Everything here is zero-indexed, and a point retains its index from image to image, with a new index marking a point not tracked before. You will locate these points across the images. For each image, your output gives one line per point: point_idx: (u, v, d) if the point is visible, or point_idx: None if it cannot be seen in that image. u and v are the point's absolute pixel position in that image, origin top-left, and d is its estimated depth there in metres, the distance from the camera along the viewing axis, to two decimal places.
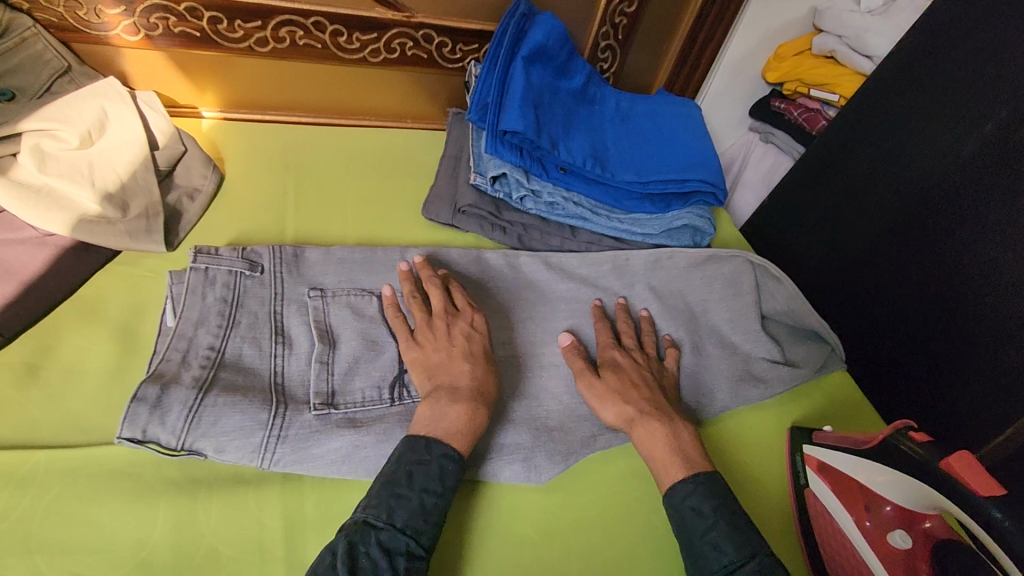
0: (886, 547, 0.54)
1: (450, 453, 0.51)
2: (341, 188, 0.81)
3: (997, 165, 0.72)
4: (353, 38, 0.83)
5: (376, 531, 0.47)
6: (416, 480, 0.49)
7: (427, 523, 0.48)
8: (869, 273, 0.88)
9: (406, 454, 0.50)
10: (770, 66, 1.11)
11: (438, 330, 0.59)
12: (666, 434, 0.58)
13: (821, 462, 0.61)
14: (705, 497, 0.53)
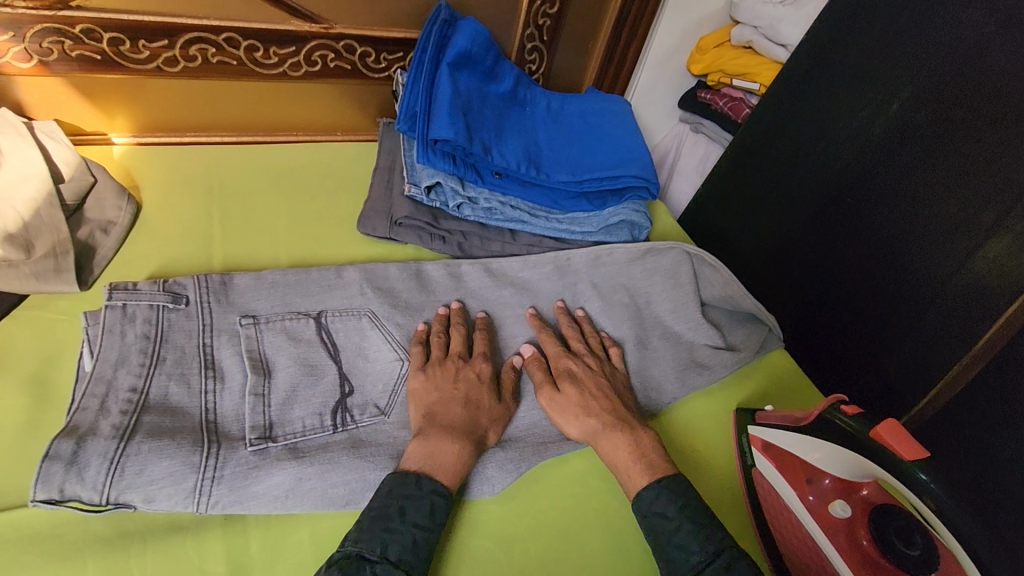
0: (829, 517, 0.56)
1: (440, 489, 0.51)
2: (269, 209, 0.78)
3: (906, 144, 0.77)
4: (270, 53, 0.80)
5: (370, 564, 0.46)
6: (408, 515, 0.49)
7: (417, 557, 0.47)
8: (800, 253, 0.92)
9: (397, 489, 0.50)
10: (694, 59, 1.14)
11: (449, 368, 0.61)
12: (627, 440, 0.59)
13: (764, 441, 0.63)
14: (668, 500, 0.54)
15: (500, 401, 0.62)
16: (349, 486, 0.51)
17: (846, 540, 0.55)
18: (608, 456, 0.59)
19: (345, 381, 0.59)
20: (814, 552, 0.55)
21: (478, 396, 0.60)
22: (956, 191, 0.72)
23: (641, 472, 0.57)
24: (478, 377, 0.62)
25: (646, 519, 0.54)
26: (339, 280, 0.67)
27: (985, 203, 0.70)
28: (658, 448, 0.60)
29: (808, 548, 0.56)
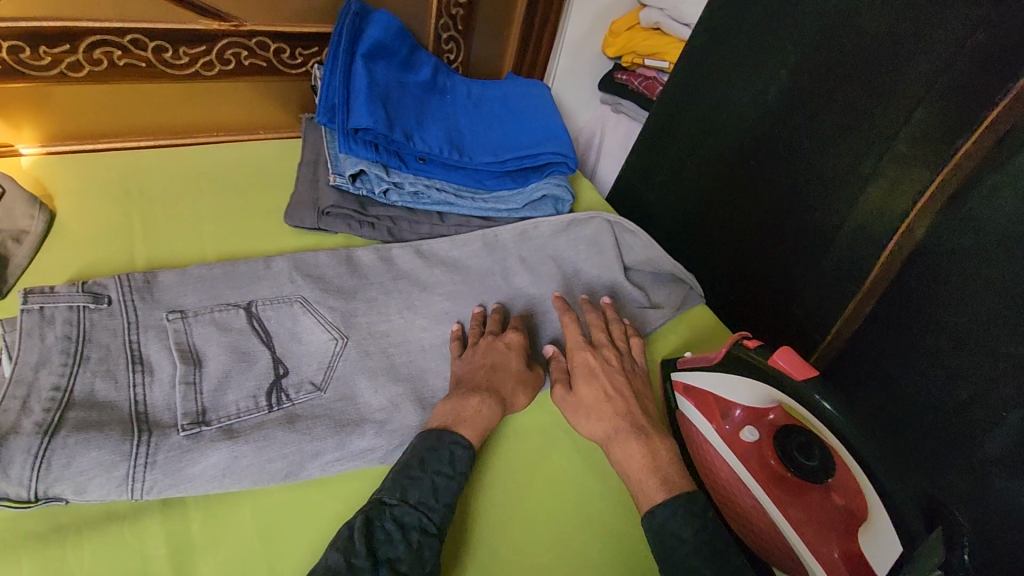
0: (743, 445, 0.62)
1: (459, 440, 0.56)
2: (194, 209, 0.78)
3: (796, 105, 0.83)
4: (181, 53, 0.80)
5: (391, 508, 0.51)
6: (429, 464, 0.54)
7: (438, 501, 0.52)
8: (716, 216, 0.98)
9: (420, 444, 0.55)
10: (608, 42, 1.20)
11: (480, 345, 0.67)
12: (641, 451, 0.59)
13: (684, 386, 0.68)
14: (682, 520, 0.54)
15: (530, 369, 0.67)
16: (288, 460, 0.53)
17: (758, 463, 0.61)
18: (621, 463, 0.60)
19: (279, 364, 0.60)
20: (732, 478, 0.62)
21: (506, 366, 0.65)
22: (840, 146, 0.79)
23: (654, 484, 0.57)
24: (509, 349, 0.66)
25: (658, 537, 0.54)
26: (268, 271, 0.68)
27: (866, 154, 0.77)
28: (672, 460, 0.59)
29: (727, 474, 0.62)
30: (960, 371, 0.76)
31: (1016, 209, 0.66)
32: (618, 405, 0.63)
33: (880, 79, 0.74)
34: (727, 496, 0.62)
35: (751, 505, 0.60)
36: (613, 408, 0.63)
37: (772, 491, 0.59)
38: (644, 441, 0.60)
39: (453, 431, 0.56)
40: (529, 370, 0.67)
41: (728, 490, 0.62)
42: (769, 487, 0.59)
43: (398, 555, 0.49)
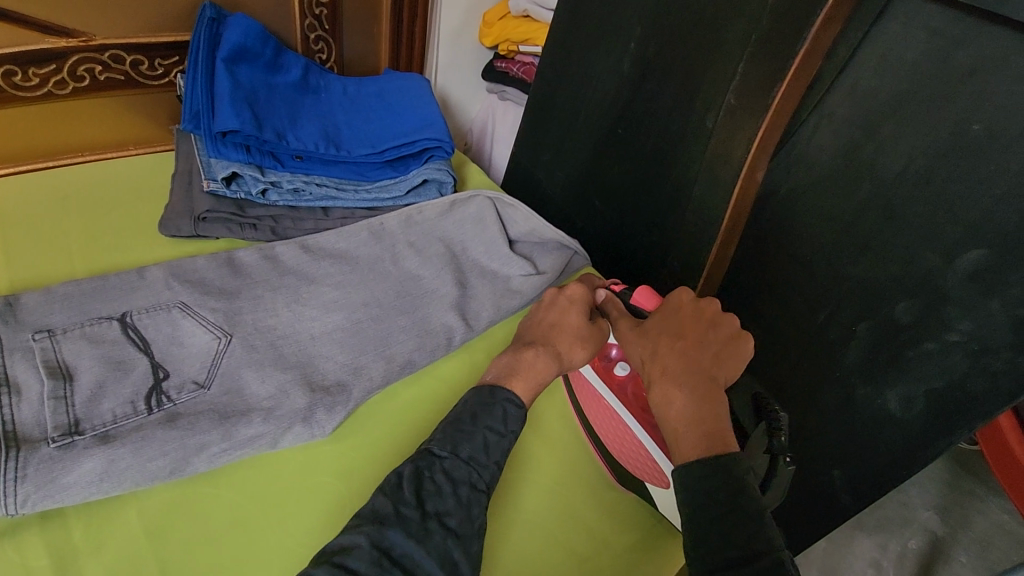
0: (617, 381, 0.68)
1: (513, 398, 0.58)
2: (58, 230, 0.75)
3: (649, 73, 0.92)
4: (30, 75, 0.77)
5: (441, 460, 0.54)
6: (480, 420, 0.57)
7: (487, 456, 0.55)
8: (597, 184, 1.05)
9: (475, 401, 0.58)
10: (484, 33, 1.24)
11: (547, 302, 0.68)
12: (682, 400, 0.56)
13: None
14: (712, 481, 0.50)
15: (592, 322, 0.66)
16: (171, 457, 0.53)
17: (628, 395, 0.67)
18: (658, 402, 0.57)
19: (159, 368, 0.60)
20: (606, 409, 0.67)
21: (570, 324, 0.65)
22: (691, 106, 0.88)
23: (689, 437, 0.54)
24: (571, 305, 0.66)
25: (687, 492, 0.51)
26: (142, 280, 0.68)
27: (708, 110, 0.86)
28: (711, 415, 0.55)
29: (603, 408, 0.68)
30: (815, 296, 0.87)
31: (836, 140, 0.78)
32: (688, 351, 0.59)
33: (706, 42, 0.84)
34: (604, 428, 0.68)
35: (625, 432, 0.65)
36: (678, 352, 0.59)
37: (643, 417, 0.65)
38: (691, 389, 0.56)
39: (507, 388, 0.59)
40: (590, 323, 0.66)
41: (603, 422, 0.68)
42: (639, 414, 0.65)
43: (447, 508, 0.52)
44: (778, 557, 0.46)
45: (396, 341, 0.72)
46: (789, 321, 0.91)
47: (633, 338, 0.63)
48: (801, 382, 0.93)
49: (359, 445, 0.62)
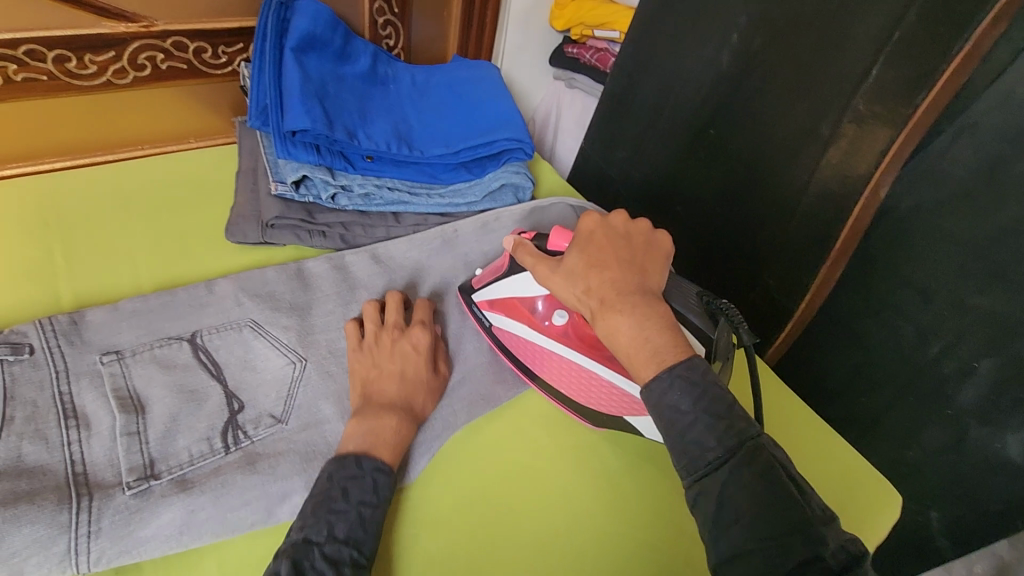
0: (557, 330, 0.64)
1: (382, 466, 0.51)
2: (121, 234, 0.70)
3: (748, 70, 0.81)
4: (86, 62, 0.72)
5: (318, 545, 0.45)
6: (352, 495, 0.49)
7: (366, 534, 0.47)
8: (680, 188, 0.95)
9: (338, 472, 0.50)
10: (555, 15, 1.15)
11: (383, 345, 0.60)
12: (629, 323, 0.51)
13: (489, 301, 0.66)
14: (683, 392, 0.47)
15: (436, 371, 0.62)
16: (255, 505, 0.49)
17: (571, 337, 0.63)
18: (605, 334, 0.52)
19: (233, 399, 0.55)
20: (558, 360, 0.63)
21: (416, 371, 0.59)
22: (800, 108, 0.77)
23: (645, 360, 0.50)
24: (414, 349, 0.60)
25: (658, 409, 0.48)
26: (212, 295, 0.63)
27: (822, 115, 0.75)
28: (661, 327, 0.50)
29: (554, 361, 0.63)
30: (929, 326, 0.78)
31: (976, 157, 0.68)
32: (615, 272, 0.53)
33: (829, 38, 0.72)
34: (559, 377, 0.63)
35: (586, 378, 0.61)
36: (607, 275, 0.53)
37: (592, 352, 0.62)
38: (632, 309, 0.51)
39: (375, 456, 0.51)
40: (435, 374, 0.61)
41: (557, 374, 0.63)
42: (589, 352, 0.62)
43: None
44: (752, 446, 0.45)
45: (479, 369, 0.66)
46: (893, 350, 0.82)
47: (561, 282, 0.56)
48: (900, 416, 0.85)
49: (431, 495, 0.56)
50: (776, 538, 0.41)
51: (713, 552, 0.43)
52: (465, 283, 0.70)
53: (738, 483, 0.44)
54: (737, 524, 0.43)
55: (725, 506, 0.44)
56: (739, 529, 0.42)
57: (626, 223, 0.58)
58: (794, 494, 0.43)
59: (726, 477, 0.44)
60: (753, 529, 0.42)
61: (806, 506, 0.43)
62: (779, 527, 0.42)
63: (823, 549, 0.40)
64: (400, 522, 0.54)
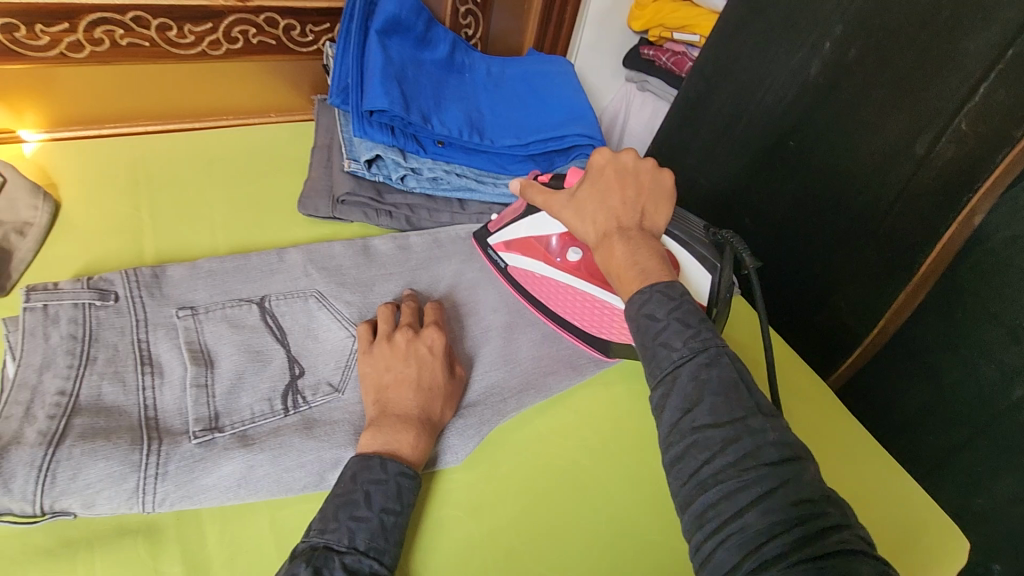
0: (572, 266, 0.66)
1: (407, 470, 0.50)
2: (203, 198, 0.73)
3: (838, 82, 0.78)
4: (185, 31, 0.74)
5: (339, 555, 0.44)
6: (375, 500, 0.47)
7: (387, 542, 0.46)
8: (751, 199, 0.92)
9: (363, 473, 0.48)
10: (634, 16, 1.13)
11: (398, 343, 0.57)
12: (625, 248, 0.52)
13: (504, 243, 0.70)
14: (660, 303, 0.47)
15: (453, 375, 0.58)
16: (309, 469, 0.50)
17: (585, 272, 0.66)
18: (601, 261, 0.53)
19: (294, 364, 0.57)
20: (572, 293, 0.66)
21: (431, 378, 0.56)
22: (892, 125, 0.72)
23: (631, 277, 0.50)
24: (430, 352, 0.57)
25: (635, 320, 0.48)
26: (282, 263, 0.65)
27: (918, 134, 0.70)
28: (654, 255, 0.52)
29: (568, 291, 0.67)
30: (1015, 367, 0.72)
31: None
32: (619, 209, 0.55)
33: (933, 52, 0.67)
34: (575, 310, 0.66)
35: (601, 306, 0.65)
36: (613, 209, 0.54)
37: (607, 285, 0.65)
38: (631, 238, 0.52)
39: (401, 460, 0.50)
40: (450, 378, 0.58)
41: (572, 306, 0.67)
42: (601, 284, 0.65)
43: None
44: (712, 349, 0.44)
45: (531, 361, 0.65)
46: (972, 389, 0.77)
47: (571, 217, 0.57)
48: (973, 459, 0.79)
49: (485, 475, 0.57)
50: (720, 429, 0.41)
51: (665, 443, 0.43)
52: (479, 229, 0.74)
53: (694, 379, 0.43)
54: (689, 415, 0.42)
55: (683, 400, 0.43)
56: (689, 421, 0.42)
57: (639, 161, 0.57)
58: (744, 393, 0.43)
59: (685, 374, 0.44)
60: (702, 420, 0.42)
61: (752, 401, 0.42)
62: (723, 419, 0.41)
63: (761, 442, 0.40)
64: (448, 502, 0.55)
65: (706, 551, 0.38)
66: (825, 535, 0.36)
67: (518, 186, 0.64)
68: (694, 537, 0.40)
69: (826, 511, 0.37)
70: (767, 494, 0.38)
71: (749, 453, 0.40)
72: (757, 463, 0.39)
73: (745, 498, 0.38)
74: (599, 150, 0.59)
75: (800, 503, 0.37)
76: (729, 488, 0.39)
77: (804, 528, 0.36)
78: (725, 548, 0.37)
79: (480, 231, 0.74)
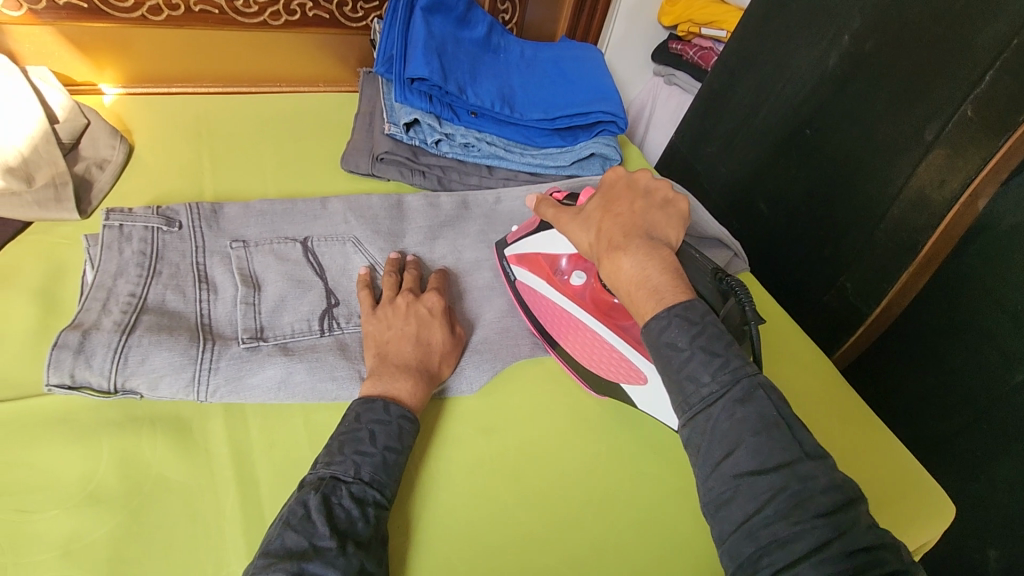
0: (574, 290, 0.66)
1: (407, 414, 0.52)
2: (257, 151, 0.81)
3: (855, 72, 0.81)
4: (250, 2, 0.82)
5: (346, 484, 0.46)
6: (379, 439, 0.49)
7: (389, 477, 0.49)
8: (767, 186, 0.96)
9: (366, 414, 0.51)
10: (665, 11, 1.18)
11: (399, 307, 0.60)
12: (630, 262, 0.55)
13: (517, 255, 0.69)
14: (678, 330, 0.50)
15: (453, 332, 0.61)
16: (341, 382, 0.56)
17: (586, 300, 0.65)
18: (610, 275, 0.56)
19: (331, 295, 0.63)
20: (569, 319, 0.65)
21: (429, 334, 0.59)
22: (905, 114, 0.75)
23: (644, 297, 0.53)
24: (430, 314, 0.60)
25: (654, 346, 0.51)
26: (325, 210, 0.71)
27: (928, 122, 0.73)
28: (663, 269, 0.54)
29: (564, 317, 0.65)
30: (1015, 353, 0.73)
31: None
32: (625, 220, 0.58)
33: (946, 42, 0.70)
34: (570, 336, 0.65)
35: (592, 339, 0.64)
36: (621, 222, 0.58)
37: (604, 318, 0.64)
38: (634, 250, 0.55)
39: (403, 404, 0.52)
40: (451, 335, 0.61)
41: (568, 332, 0.65)
42: (599, 316, 0.64)
43: (359, 533, 0.45)
44: (748, 383, 0.47)
45: None
46: (973, 375, 0.79)
47: (581, 231, 0.61)
48: (971, 443, 0.81)
49: (499, 409, 0.62)
50: (764, 477, 0.44)
51: (705, 486, 0.46)
52: (501, 239, 0.73)
53: (729, 415, 0.46)
54: (729, 457, 0.45)
55: (719, 443, 0.46)
56: (729, 465, 0.45)
57: (649, 185, 0.62)
58: (785, 433, 0.45)
59: (719, 410, 0.47)
60: (744, 463, 0.44)
61: (798, 445, 0.44)
62: (767, 464, 0.44)
63: (811, 488, 0.42)
64: (463, 425, 0.60)
65: None
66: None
67: (532, 202, 0.67)
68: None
69: (880, 558, 0.40)
70: (820, 546, 0.40)
71: (798, 501, 0.42)
72: (808, 513, 0.41)
73: (799, 548, 0.40)
74: (613, 170, 0.65)
75: (854, 553, 0.40)
76: (780, 538, 0.41)
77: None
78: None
79: (500, 240, 0.72)
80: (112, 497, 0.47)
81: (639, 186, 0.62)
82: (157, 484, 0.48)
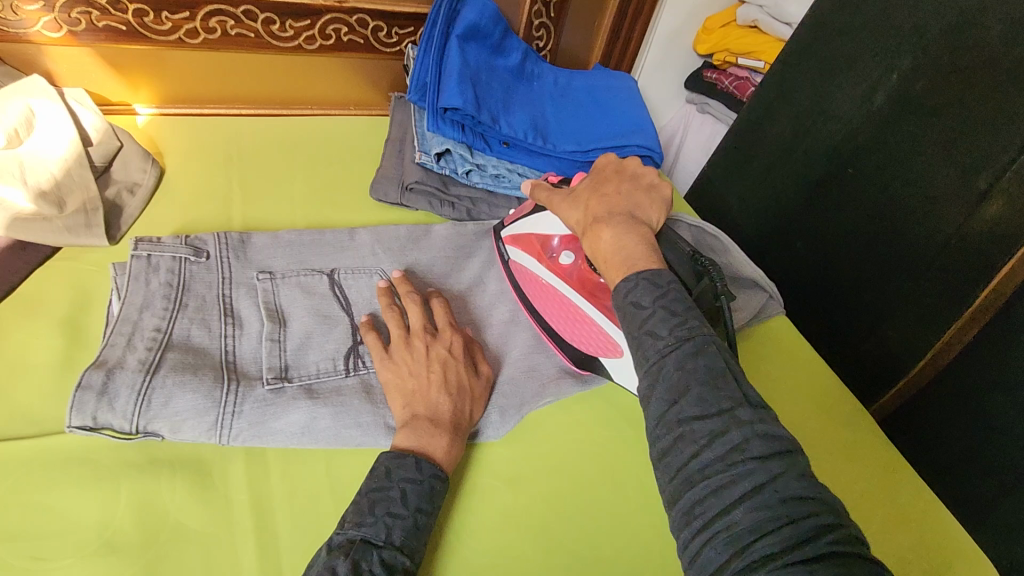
0: (562, 268, 0.68)
1: (439, 473, 0.50)
2: (287, 177, 0.80)
3: (901, 113, 0.78)
4: (286, 26, 0.82)
5: (378, 550, 0.45)
6: (411, 499, 0.48)
7: (418, 541, 0.47)
8: (805, 224, 0.93)
9: (397, 470, 0.49)
10: (701, 39, 1.16)
11: (416, 350, 0.58)
12: (610, 233, 0.55)
13: (514, 236, 0.71)
14: (644, 290, 0.49)
15: (478, 375, 0.59)
16: (366, 429, 0.54)
17: (573, 279, 0.67)
18: (590, 246, 0.57)
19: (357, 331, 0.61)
20: (556, 295, 0.67)
21: (456, 378, 0.57)
22: (956, 159, 0.72)
23: (618, 264, 0.53)
24: (450, 354, 0.58)
25: (620, 307, 0.50)
26: (352, 241, 0.70)
27: (980, 169, 0.70)
28: (639, 241, 0.54)
29: (550, 293, 0.68)
30: None
31: None
32: (611, 197, 0.60)
33: (1004, 87, 0.67)
34: (555, 312, 0.67)
35: (577, 316, 0.66)
36: (605, 199, 0.59)
37: (590, 297, 0.66)
38: (614, 223, 0.56)
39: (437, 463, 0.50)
40: (478, 379, 0.59)
41: (553, 309, 0.67)
42: (584, 294, 0.66)
43: None
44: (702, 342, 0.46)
45: None
46: None
47: (569, 207, 0.62)
48: None
49: (527, 459, 0.59)
50: (706, 421, 0.42)
51: (652, 435, 0.44)
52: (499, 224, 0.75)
53: (679, 368, 0.45)
54: (674, 405, 0.43)
55: (667, 388, 0.44)
56: (673, 412, 0.43)
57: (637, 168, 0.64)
58: (732, 390, 0.43)
59: (670, 364, 0.45)
60: (688, 410, 0.43)
61: (741, 392, 0.43)
62: (709, 409, 0.42)
63: (746, 434, 0.41)
64: (489, 475, 0.57)
65: (694, 547, 0.39)
66: (820, 533, 0.36)
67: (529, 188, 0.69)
68: (679, 534, 0.41)
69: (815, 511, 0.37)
70: (754, 489, 0.38)
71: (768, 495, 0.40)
72: (743, 456, 0.40)
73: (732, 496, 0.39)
74: (606, 156, 0.67)
75: (787, 501, 0.38)
76: (714, 483, 0.40)
77: (792, 528, 0.36)
78: (710, 545, 0.38)
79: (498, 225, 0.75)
80: (128, 546, 0.45)
81: (628, 169, 0.64)
82: (174, 532, 0.47)
